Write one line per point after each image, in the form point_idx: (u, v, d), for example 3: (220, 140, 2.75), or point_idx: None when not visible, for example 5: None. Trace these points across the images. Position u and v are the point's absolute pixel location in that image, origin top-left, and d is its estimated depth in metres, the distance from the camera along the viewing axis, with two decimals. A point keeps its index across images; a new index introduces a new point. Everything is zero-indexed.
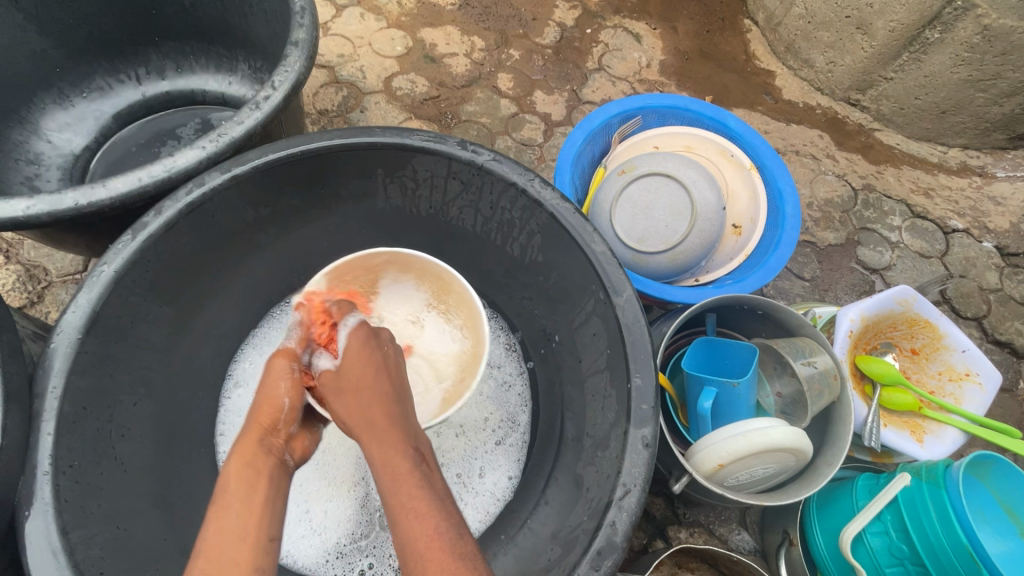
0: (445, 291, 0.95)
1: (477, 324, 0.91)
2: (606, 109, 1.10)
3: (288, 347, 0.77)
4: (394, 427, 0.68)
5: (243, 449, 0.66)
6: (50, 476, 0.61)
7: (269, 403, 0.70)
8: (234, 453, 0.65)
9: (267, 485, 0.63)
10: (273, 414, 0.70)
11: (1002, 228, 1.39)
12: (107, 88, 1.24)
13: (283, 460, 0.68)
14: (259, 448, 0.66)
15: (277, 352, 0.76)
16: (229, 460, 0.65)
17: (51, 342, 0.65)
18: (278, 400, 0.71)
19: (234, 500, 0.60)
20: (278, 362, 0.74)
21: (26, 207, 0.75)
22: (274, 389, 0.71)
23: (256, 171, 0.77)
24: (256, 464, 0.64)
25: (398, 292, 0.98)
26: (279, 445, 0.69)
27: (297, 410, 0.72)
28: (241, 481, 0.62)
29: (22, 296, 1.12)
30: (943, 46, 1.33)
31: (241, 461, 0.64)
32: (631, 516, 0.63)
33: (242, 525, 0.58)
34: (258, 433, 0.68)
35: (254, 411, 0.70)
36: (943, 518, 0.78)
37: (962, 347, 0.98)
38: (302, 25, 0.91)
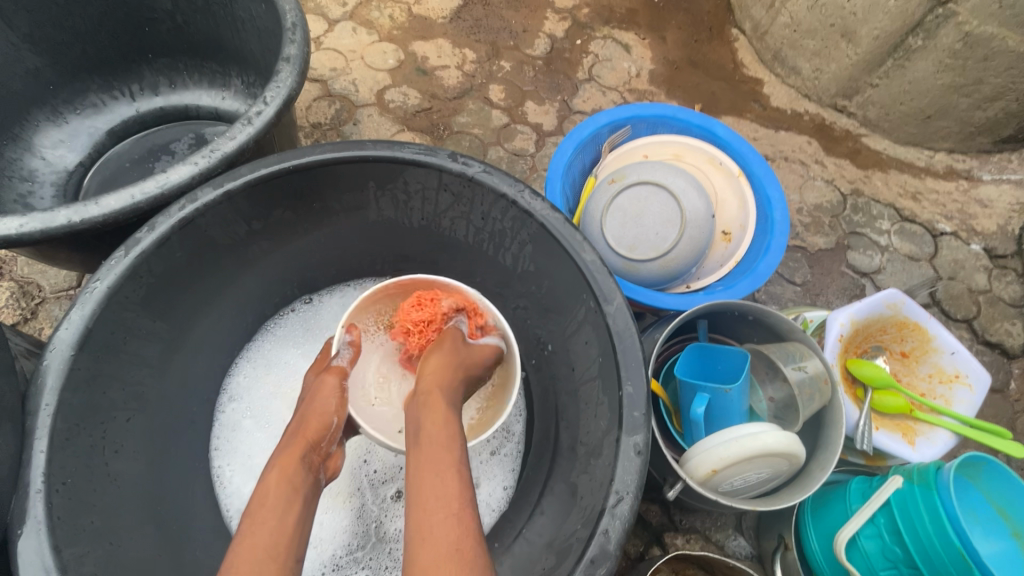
0: None
1: (506, 354, 0.91)
2: (595, 119, 1.11)
3: (340, 364, 0.82)
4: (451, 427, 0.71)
5: (285, 460, 0.69)
6: (43, 494, 0.61)
7: (319, 418, 0.74)
8: (278, 463, 0.68)
9: (302, 504, 0.65)
10: (320, 429, 0.73)
11: (989, 230, 1.41)
12: (100, 105, 1.25)
13: (319, 479, 0.70)
14: (301, 464, 0.69)
15: (329, 369, 0.81)
16: (270, 469, 0.68)
17: (45, 358, 0.66)
18: (327, 417, 0.74)
19: (270, 517, 0.62)
20: (329, 379, 0.78)
21: (19, 225, 0.75)
22: (327, 402, 0.76)
23: (247, 186, 0.78)
24: (296, 482, 0.66)
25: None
26: (319, 462, 0.71)
27: (340, 428, 0.76)
28: (280, 498, 0.64)
29: (15, 313, 1.12)
30: (926, 52, 1.35)
31: (282, 473, 0.67)
32: (624, 524, 0.64)
33: (273, 543, 0.60)
34: (302, 447, 0.70)
35: (301, 424, 0.73)
36: (936, 521, 0.78)
37: (951, 349, 0.99)
38: (294, 41, 0.92)
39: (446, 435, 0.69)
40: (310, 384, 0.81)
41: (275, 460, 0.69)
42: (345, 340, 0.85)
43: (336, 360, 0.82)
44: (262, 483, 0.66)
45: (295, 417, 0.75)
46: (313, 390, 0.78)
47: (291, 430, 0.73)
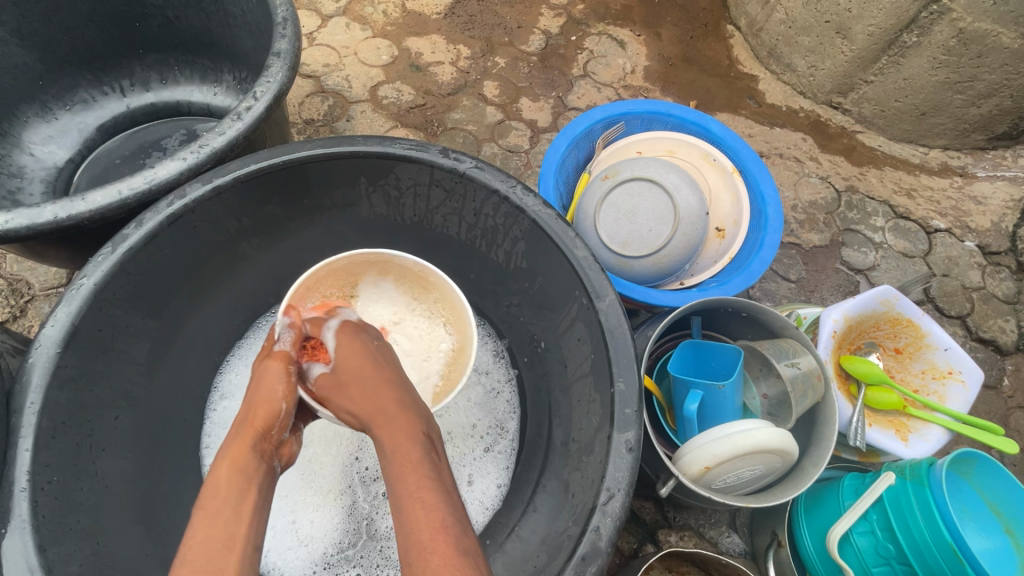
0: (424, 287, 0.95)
1: (461, 317, 0.91)
2: (589, 115, 1.11)
3: (283, 349, 0.78)
4: (404, 410, 0.69)
5: (236, 451, 0.66)
6: (28, 493, 0.60)
7: (266, 405, 0.71)
8: (226, 455, 0.65)
9: (258, 494, 0.63)
10: (269, 416, 0.71)
11: (983, 227, 1.41)
12: (90, 100, 1.24)
13: (271, 467, 0.69)
14: (251, 454, 0.67)
15: (271, 355, 0.77)
16: (219, 462, 0.65)
17: (30, 357, 0.65)
18: (274, 404, 0.72)
19: (224, 508, 0.60)
20: (273, 364, 0.76)
21: (4, 220, 0.74)
22: (273, 388, 0.73)
23: (237, 182, 0.77)
24: (248, 471, 0.64)
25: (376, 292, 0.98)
26: (270, 450, 0.70)
27: (289, 416, 0.73)
28: (232, 489, 0.62)
29: (4, 310, 1.11)
30: (921, 49, 1.35)
31: (232, 465, 0.65)
32: (615, 521, 0.63)
33: (230, 534, 0.58)
34: (252, 436, 0.68)
35: (248, 413, 0.71)
36: (928, 516, 0.78)
37: (945, 346, 0.99)
38: (284, 35, 0.92)
39: (403, 420, 0.68)
40: (251, 373, 0.77)
41: (223, 452, 0.66)
42: (284, 322, 0.81)
43: (278, 346, 0.79)
44: (213, 475, 0.64)
45: (240, 408, 0.72)
46: (257, 376, 0.75)
47: (238, 420, 0.71)
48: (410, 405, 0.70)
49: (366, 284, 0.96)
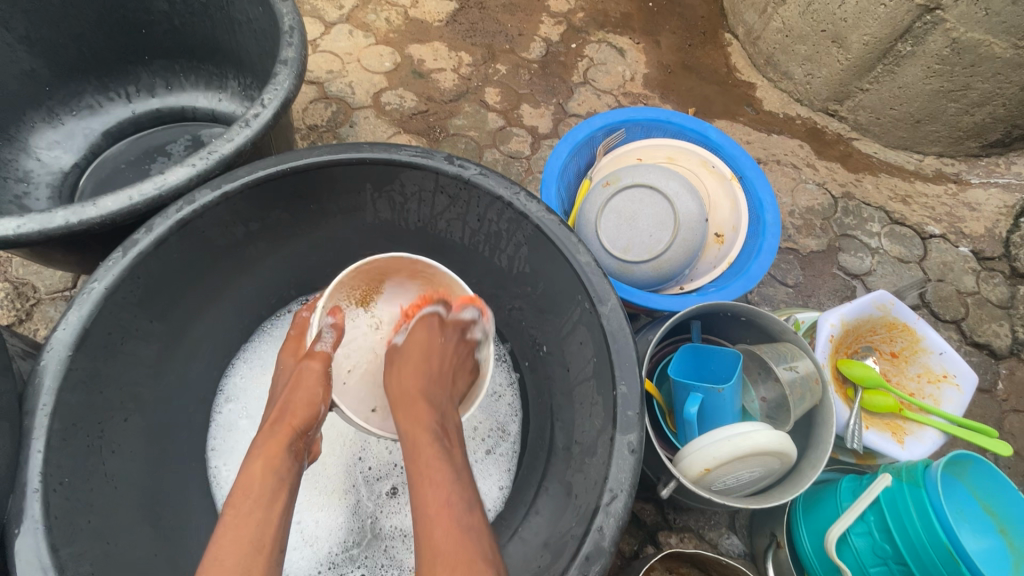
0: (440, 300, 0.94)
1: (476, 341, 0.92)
2: (590, 122, 1.12)
3: (322, 348, 0.82)
4: (426, 401, 0.77)
5: (269, 451, 0.69)
6: (40, 494, 0.61)
7: (306, 408, 0.75)
8: (261, 454, 0.69)
9: (287, 493, 0.67)
10: (307, 418, 0.75)
11: (977, 233, 1.43)
12: (96, 106, 1.25)
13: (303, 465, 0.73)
14: (286, 453, 0.70)
15: (311, 354, 0.81)
16: (253, 461, 0.68)
17: (42, 359, 0.66)
18: (314, 407, 0.76)
19: (256, 510, 0.63)
20: (312, 365, 0.79)
21: (16, 225, 0.75)
22: (314, 391, 0.77)
23: (245, 188, 0.78)
24: (280, 472, 0.68)
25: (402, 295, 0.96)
26: (303, 449, 0.74)
27: (324, 417, 0.78)
28: (265, 489, 0.65)
29: (10, 314, 1.11)
30: (915, 58, 1.37)
31: (266, 465, 0.67)
32: (618, 521, 0.65)
33: (259, 536, 0.61)
34: (287, 438, 0.72)
35: (285, 413, 0.74)
36: (923, 517, 0.79)
37: (940, 350, 1.01)
38: (291, 44, 0.93)
39: (420, 409, 0.75)
40: (291, 370, 0.81)
41: (257, 451, 0.70)
42: (326, 321, 0.85)
43: (318, 344, 0.83)
44: (246, 472, 0.67)
45: (276, 407, 0.75)
46: (295, 377, 0.78)
47: (275, 419, 0.74)
48: (434, 398, 0.78)
49: (392, 284, 0.95)
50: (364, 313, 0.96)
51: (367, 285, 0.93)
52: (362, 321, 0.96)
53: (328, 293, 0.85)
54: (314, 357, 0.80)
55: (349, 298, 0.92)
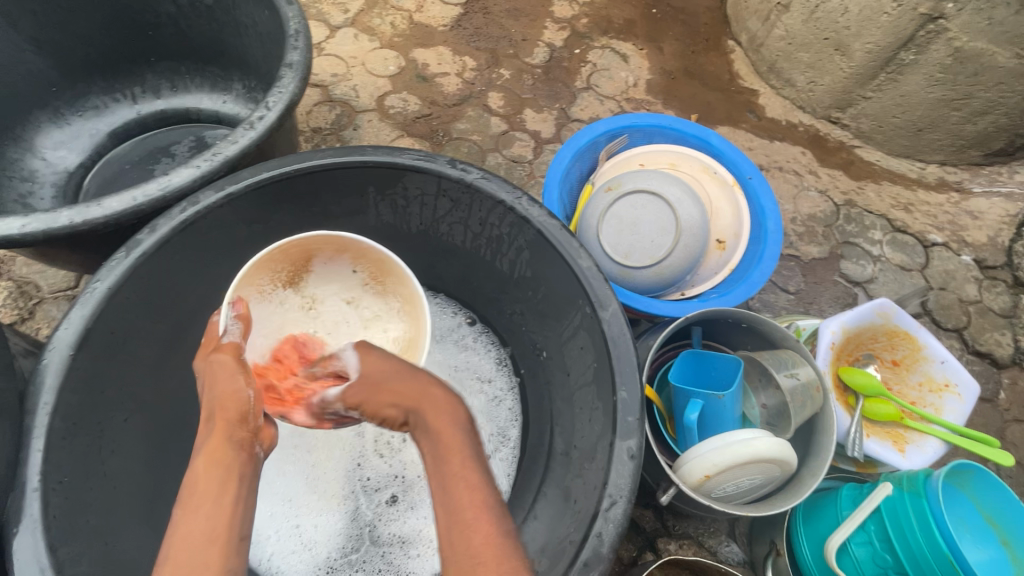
0: (384, 275, 0.90)
1: (418, 308, 0.88)
2: (592, 128, 1.13)
3: (232, 341, 0.73)
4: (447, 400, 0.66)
5: (212, 447, 0.64)
6: (39, 493, 0.61)
7: (231, 398, 0.66)
8: (203, 452, 0.63)
9: (240, 483, 0.62)
10: (238, 407, 0.66)
11: (979, 241, 1.43)
12: (102, 106, 1.26)
13: (254, 455, 0.66)
14: (229, 447, 0.64)
15: (219, 348, 0.72)
16: (197, 459, 0.63)
17: (44, 357, 0.66)
18: (240, 393, 0.67)
19: (205, 502, 0.60)
20: (223, 358, 0.70)
21: (21, 225, 0.76)
22: (233, 381, 0.68)
23: (249, 190, 0.79)
24: (225, 463, 0.63)
25: (332, 271, 0.92)
26: (250, 439, 0.66)
27: (258, 400, 0.69)
28: (210, 483, 0.61)
29: (13, 312, 1.12)
30: (918, 67, 1.38)
31: (208, 459, 0.63)
32: (618, 527, 0.64)
33: (212, 527, 0.58)
34: (225, 429, 0.65)
35: (213, 410, 0.66)
36: (925, 527, 0.79)
37: (941, 358, 1.00)
38: (296, 47, 0.94)
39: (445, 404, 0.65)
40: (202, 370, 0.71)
41: (200, 449, 0.64)
42: (231, 315, 0.75)
43: (226, 338, 0.73)
44: (190, 472, 0.63)
45: (203, 404, 0.68)
46: (207, 374, 0.69)
47: (207, 417, 0.67)
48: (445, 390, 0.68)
49: (320, 262, 0.90)
50: (292, 294, 0.91)
51: (291, 266, 0.88)
52: (293, 303, 0.91)
53: (235, 284, 0.78)
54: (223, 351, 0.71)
55: (274, 281, 0.87)
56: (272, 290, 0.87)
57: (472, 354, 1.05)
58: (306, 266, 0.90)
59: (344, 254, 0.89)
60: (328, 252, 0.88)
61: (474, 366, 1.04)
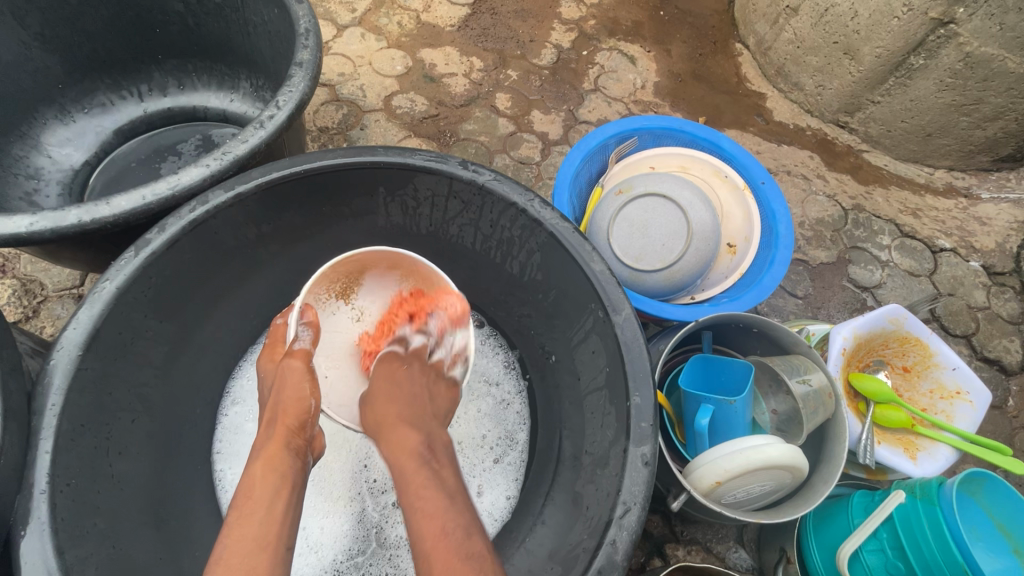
0: (428, 293, 0.91)
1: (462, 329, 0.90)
2: (603, 130, 1.12)
3: (301, 347, 0.79)
4: (412, 429, 0.71)
5: (270, 452, 0.68)
6: (47, 495, 0.60)
7: (296, 405, 0.72)
8: (261, 457, 0.67)
9: (291, 490, 0.65)
10: (300, 415, 0.72)
11: (988, 247, 1.42)
12: (108, 104, 1.25)
13: (305, 463, 0.71)
14: (285, 452, 0.69)
15: (292, 353, 0.78)
16: (254, 464, 0.67)
17: (52, 358, 0.65)
18: (305, 402, 0.74)
19: (253, 507, 0.62)
20: (293, 364, 0.76)
21: (29, 223, 0.75)
22: (300, 387, 0.74)
23: (259, 189, 0.78)
24: (280, 470, 0.66)
25: (380, 285, 0.94)
26: (304, 447, 0.72)
27: (318, 410, 0.75)
28: (266, 488, 0.64)
29: (17, 311, 1.11)
30: (928, 72, 1.37)
31: (266, 465, 0.66)
32: (631, 534, 0.64)
33: (257, 532, 0.60)
34: (284, 436, 0.70)
35: (277, 413, 0.72)
36: (939, 537, 0.78)
37: (953, 365, 1.00)
38: (306, 46, 0.93)
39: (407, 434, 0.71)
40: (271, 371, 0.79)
41: (258, 453, 0.68)
42: (301, 321, 0.81)
43: (297, 343, 0.79)
44: (247, 476, 0.66)
45: (268, 408, 0.73)
46: (279, 377, 0.76)
47: (269, 420, 0.72)
48: (420, 423, 0.73)
49: (373, 275, 0.92)
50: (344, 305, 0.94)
51: (346, 278, 0.90)
52: (344, 315, 0.94)
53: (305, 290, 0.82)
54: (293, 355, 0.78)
55: (330, 291, 0.89)
56: (326, 299, 0.90)
57: (480, 357, 1.04)
58: (359, 279, 0.92)
59: (394, 270, 0.91)
60: (381, 266, 0.91)
61: (482, 368, 1.04)
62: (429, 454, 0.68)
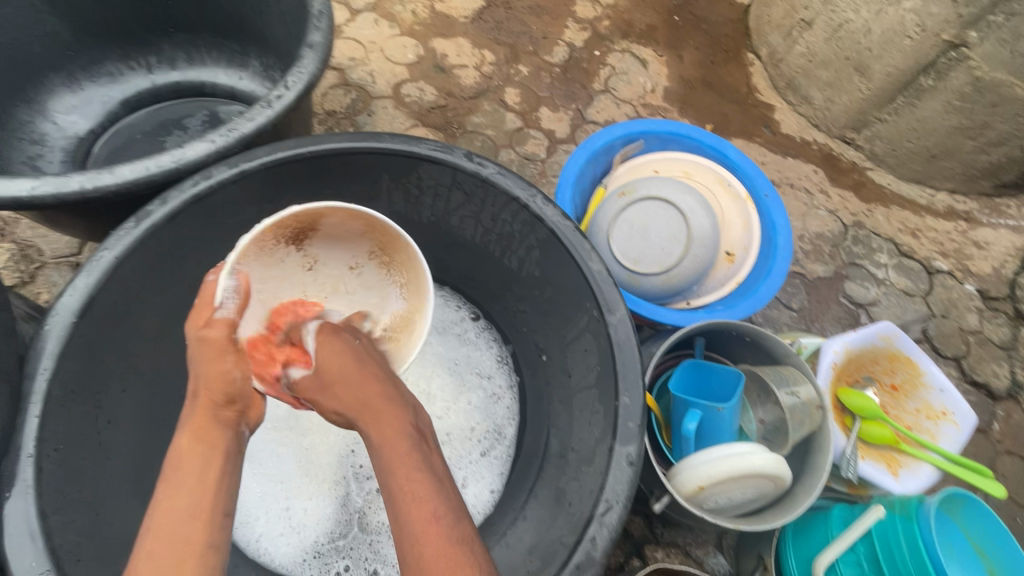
0: (392, 246, 0.82)
1: (420, 288, 0.82)
2: (609, 131, 1.13)
3: (225, 316, 0.65)
4: (392, 404, 0.65)
5: (197, 421, 0.62)
6: (33, 459, 0.61)
7: (219, 380, 0.63)
8: (187, 424, 0.62)
9: (226, 460, 0.61)
10: (225, 389, 0.64)
11: (983, 272, 1.43)
12: (117, 74, 1.25)
13: (240, 432, 0.65)
14: (215, 424, 0.62)
15: (212, 323, 0.64)
16: (180, 432, 0.62)
17: (45, 324, 0.65)
18: (228, 374, 0.64)
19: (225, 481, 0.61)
20: (212, 334, 0.64)
21: (32, 187, 0.75)
22: (221, 361, 0.64)
23: (263, 168, 0.78)
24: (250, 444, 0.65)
25: (338, 235, 0.82)
26: (237, 417, 0.65)
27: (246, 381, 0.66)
28: (197, 458, 0.60)
29: (14, 275, 1.11)
30: (936, 93, 1.38)
31: (194, 434, 0.61)
32: (612, 532, 0.64)
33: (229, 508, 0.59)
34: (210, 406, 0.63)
35: (198, 386, 0.63)
36: (914, 553, 0.79)
37: (940, 386, 1.01)
38: (318, 28, 0.92)
39: (388, 416, 0.64)
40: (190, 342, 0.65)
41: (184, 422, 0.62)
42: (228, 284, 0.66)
43: (220, 313, 0.65)
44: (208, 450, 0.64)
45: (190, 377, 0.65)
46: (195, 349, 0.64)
47: (192, 391, 0.64)
48: (398, 399, 0.66)
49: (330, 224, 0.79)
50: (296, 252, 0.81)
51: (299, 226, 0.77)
52: (293, 261, 0.82)
53: (236, 250, 0.68)
54: (214, 329, 0.64)
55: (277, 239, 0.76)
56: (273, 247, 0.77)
57: (474, 349, 1.05)
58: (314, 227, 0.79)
59: (356, 221, 0.79)
60: (337, 216, 0.78)
61: (475, 361, 1.04)
62: (419, 437, 0.63)
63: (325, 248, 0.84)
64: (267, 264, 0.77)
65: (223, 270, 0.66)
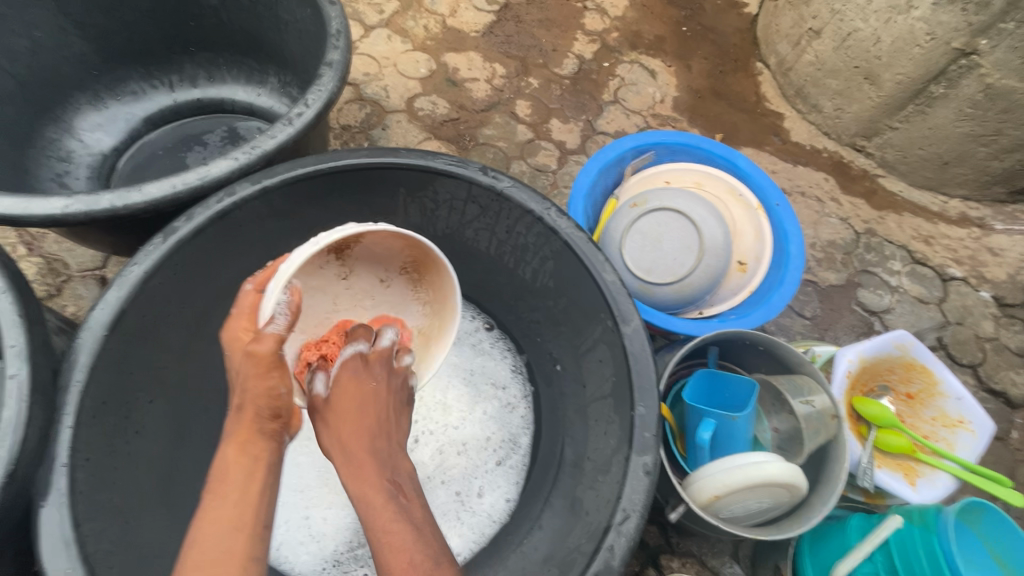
0: (426, 268, 0.87)
1: (445, 311, 0.88)
2: (620, 143, 1.14)
3: (276, 332, 0.68)
4: (373, 457, 0.70)
5: (242, 434, 0.67)
6: (67, 468, 0.63)
7: (266, 397, 0.68)
8: (233, 437, 0.67)
9: (265, 470, 0.66)
10: (271, 405, 0.69)
11: (999, 279, 1.42)
12: (140, 92, 1.28)
13: (281, 442, 0.70)
14: (259, 436, 0.68)
15: (263, 338, 0.68)
16: (226, 444, 0.67)
17: (79, 337, 0.67)
18: (275, 391, 0.69)
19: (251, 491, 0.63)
20: (260, 350, 0.68)
21: (64, 205, 0.78)
22: (268, 378, 0.68)
23: (284, 184, 0.80)
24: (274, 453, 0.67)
25: (376, 253, 0.86)
26: (279, 429, 0.70)
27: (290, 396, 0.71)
28: (240, 470, 0.64)
29: (42, 287, 1.14)
30: (947, 100, 1.38)
31: (240, 446, 0.66)
32: (629, 541, 0.65)
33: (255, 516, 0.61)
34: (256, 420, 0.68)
35: (246, 401, 0.68)
36: (933, 565, 0.79)
37: (957, 395, 1.00)
38: (337, 47, 0.95)
39: (367, 469, 0.69)
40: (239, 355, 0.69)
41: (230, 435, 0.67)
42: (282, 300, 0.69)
43: (269, 327, 0.69)
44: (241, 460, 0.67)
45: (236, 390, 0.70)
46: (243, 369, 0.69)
47: (238, 403, 0.69)
48: (382, 454, 0.71)
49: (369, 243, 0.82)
50: (334, 261, 0.84)
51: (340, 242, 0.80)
52: (330, 269, 0.85)
53: (295, 264, 0.67)
54: (263, 343, 0.68)
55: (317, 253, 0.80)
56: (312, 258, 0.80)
57: (489, 359, 1.06)
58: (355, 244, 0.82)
59: (397, 241, 0.82)
60: (380, 237, 0.81)
61: (490, 371, 1.05)
62: (396, 489, 0.68)
63: (361, 261, 0.87)
64: (306, 272, 0.82)
65: (276, 287, 0.68)
